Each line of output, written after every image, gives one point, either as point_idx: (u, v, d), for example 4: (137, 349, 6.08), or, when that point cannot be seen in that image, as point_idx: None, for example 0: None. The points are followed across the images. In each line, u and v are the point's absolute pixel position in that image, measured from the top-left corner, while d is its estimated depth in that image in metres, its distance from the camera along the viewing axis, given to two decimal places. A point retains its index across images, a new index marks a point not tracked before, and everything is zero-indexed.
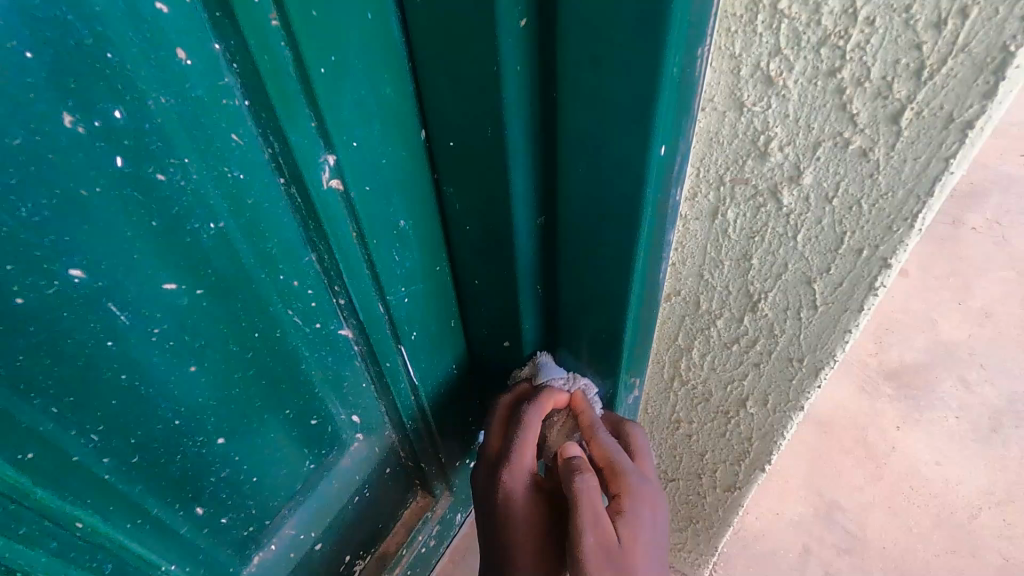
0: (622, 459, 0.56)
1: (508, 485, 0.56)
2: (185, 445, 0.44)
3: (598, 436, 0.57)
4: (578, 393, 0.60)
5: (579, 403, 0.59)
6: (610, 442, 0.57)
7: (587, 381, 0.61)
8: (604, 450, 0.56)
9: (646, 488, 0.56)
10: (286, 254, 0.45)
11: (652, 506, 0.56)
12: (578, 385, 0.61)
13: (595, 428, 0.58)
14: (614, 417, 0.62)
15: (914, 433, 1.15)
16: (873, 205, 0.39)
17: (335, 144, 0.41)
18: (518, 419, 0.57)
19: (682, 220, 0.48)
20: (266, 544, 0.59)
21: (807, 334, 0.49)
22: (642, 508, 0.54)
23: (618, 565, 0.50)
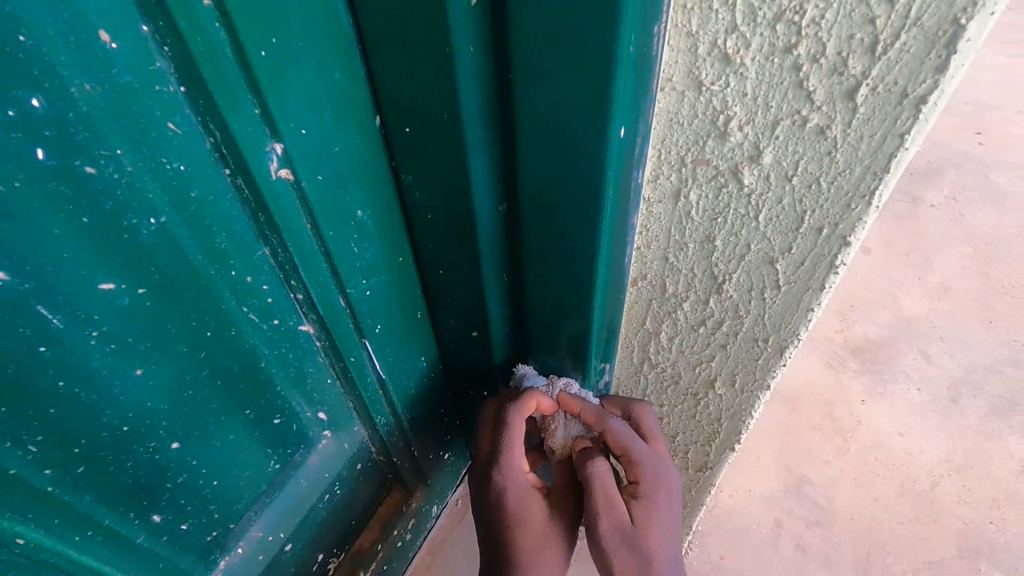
0: (635, 445, 0.58)
1: (508, 483, 0.59)
2: (135, 452, 0.42)
3: (608, 427, 0.58)
4: (566, 392, 0.61)
5: (571, 400, 0.60)
6: (623, 428, 0.59)
7: (569, 379, 0.62)
8: (616, 439, 0.58)
9: (661, 467, 0.58)
10: (237, 249, 0.43)
11: (670, 482, 0.58)
12: (559, 388, 0.62)
13: (599, 415, 0.59)
14: (625, 401, 0.63)
15: (878, 406, 1.19)
16: (831, 183, 0.39)
17: (282, 133, 0.39)
18: (503, 425, 0.59)
19: (645, 203, 0.48)
20: (232, 549, 0.57)
21: (771, 314, 0.50)
22: (657, 490, 0.57)
23: (632, 541, 0.56)
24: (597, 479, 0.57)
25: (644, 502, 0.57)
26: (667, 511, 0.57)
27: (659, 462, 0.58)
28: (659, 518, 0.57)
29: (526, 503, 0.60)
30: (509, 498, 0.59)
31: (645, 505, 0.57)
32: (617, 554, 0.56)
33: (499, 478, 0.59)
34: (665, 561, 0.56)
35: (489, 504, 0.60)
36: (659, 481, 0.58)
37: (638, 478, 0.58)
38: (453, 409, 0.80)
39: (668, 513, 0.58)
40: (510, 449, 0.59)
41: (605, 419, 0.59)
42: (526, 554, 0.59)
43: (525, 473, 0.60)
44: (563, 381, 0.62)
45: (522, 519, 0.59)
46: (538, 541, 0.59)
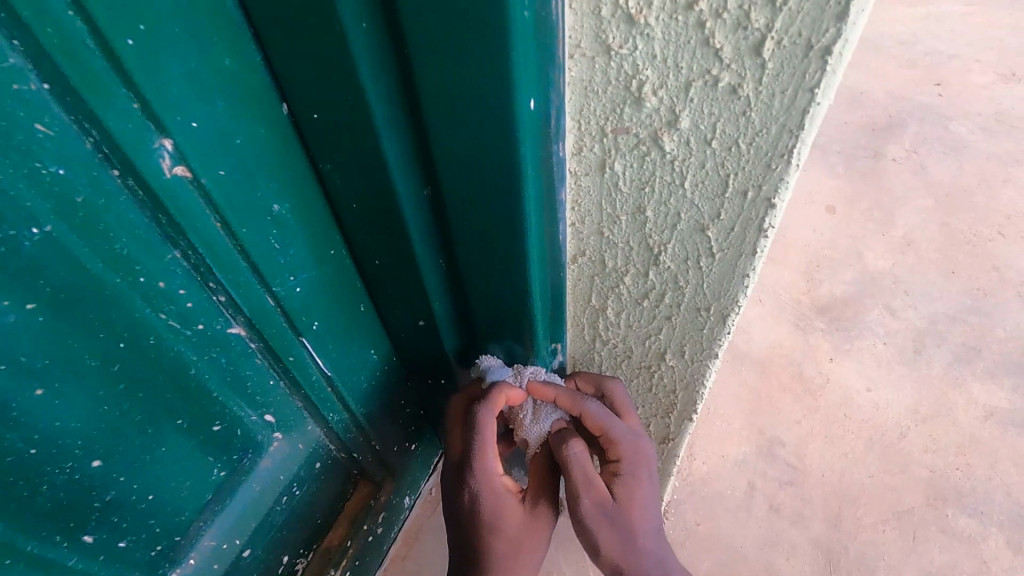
0: (614, 426, 0.57)
1: (481, 485, 0.58)
2: (49, 474, 0.40)
3: (585, 410, 0.57)
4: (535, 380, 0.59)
5: (543, 389, 0.59)
6: (598, 409, 0.58)
7: (535, 367, 0.61)
8: (594, 421, 0.57)
9: (639, 442, 0.58)
10: (143, 253, 0.41)
11: (649, 455, 0.58)
12: (527, 377, 0.60)
13: (574, 399, 0.58)
14: (597, 379, 0.63)
15: (845, 363, 1.20)
16: (749, 144, 0.37)
17: (169, 128, 0.36)
18: (473, 424, 0.58)
19: (572, 176, 0.46)
20: (183, 561, 0.56)
21: (710, 282, 0.49)
22: (639, 467, 0.57)
23: (614, 517, 0.56)
24: (578, 463, 0.56)
25: (625, 479, 0.57)
26: (647, 484, 0.58)
27: (638, 438, 0.58)
28: (641, 492, 0.57)
29: (502, 502, 0.59)
30: (483, 498, 0.58)
31: (625, 481, 0.57)
32: (601, 533, 0.56)
33: (472, 480, 0.58)
34: (648, 533, 0.57)
35: (465, 507, 0.59)
36: (638, 457, 0.58)
37: (617, 457, 0.57)
38: (416, 401, 0.78)
39: (649, 487, 0.58)
40: (482, 450, 0.58)
41: (580, 403, 0.57)
42: (504, 549, 0.58)
43: (499, 472, 0.59)
44: (532, 369, 0.61)
45: (499, 517, 0.59)
46: (515, 536, 0.59)
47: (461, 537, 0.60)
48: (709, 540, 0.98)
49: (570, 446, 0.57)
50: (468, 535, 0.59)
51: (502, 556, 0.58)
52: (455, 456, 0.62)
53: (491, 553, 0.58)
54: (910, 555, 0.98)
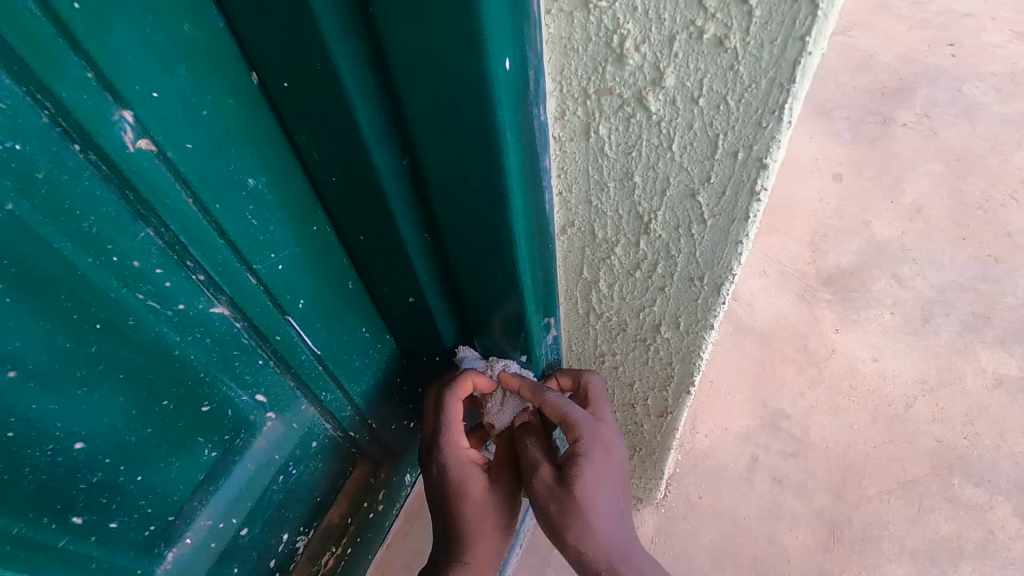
0: (572, 410, 0.58)
1: (447, 460, 0.59)
2: (29, 456, 0.40)
3: (545, 397, 0.59)
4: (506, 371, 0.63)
5: (510, 377, 0.62)
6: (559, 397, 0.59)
7: (507, 361, 0.65)
8: (555, 407, 0.59)
9: (599, 429, 0.58)
10: (114, 232, 0.40)
11: (608, 440, 0.58)
12: (499, 368, 0.64)
13: (535, 389, 0.60)
14: (575, 371, 0.65)
15: (851, 334, 1.18)
16: (739, 100, 0.35)
17: (128, 98, 0.35)
18: (440, 404, 0.60)
19: (556, 142, 0.44)
20: (179, 541, 0.56)
21: (702, 251, 0.47)
22: (593, 450, 0.56)
23: (567, 500, 0.55)
24: (532, 451, 0.59)
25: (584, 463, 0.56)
26: (605, 470, 0.57)
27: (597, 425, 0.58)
28: (596, 475, 0.56)
29: (467, 479, 0.59)
30: (449, 474, 0.59)
31: (582, 466, 0.56)
32: (555, 514, 0.56)
33: (439, 456, 0.59)
34: (606, 518, 0.56)
35: (431, 484, 0.60)
36: (597, 442, 0.57)
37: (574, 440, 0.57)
38: (415, 379, 0.77)
39: (606, 471, 0.57)
40: (449, 428, 0.60)
41: (543, 392, 0.60)
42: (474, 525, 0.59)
43: (464, 447, 0.60)
44: (506, 362, 0.65)
45: (465, 494, 0.59)
46: (483, 512, 0.59)
47: (435, 512, 0.61)
48: (711, 513, 0.98)
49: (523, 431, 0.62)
50: (438, 511, 0.60)
51: (470, 532, 0.59)
52: (424, 434, 0.62)
53: (460, 528, 0.59)
54: (915, 525, 0.98)
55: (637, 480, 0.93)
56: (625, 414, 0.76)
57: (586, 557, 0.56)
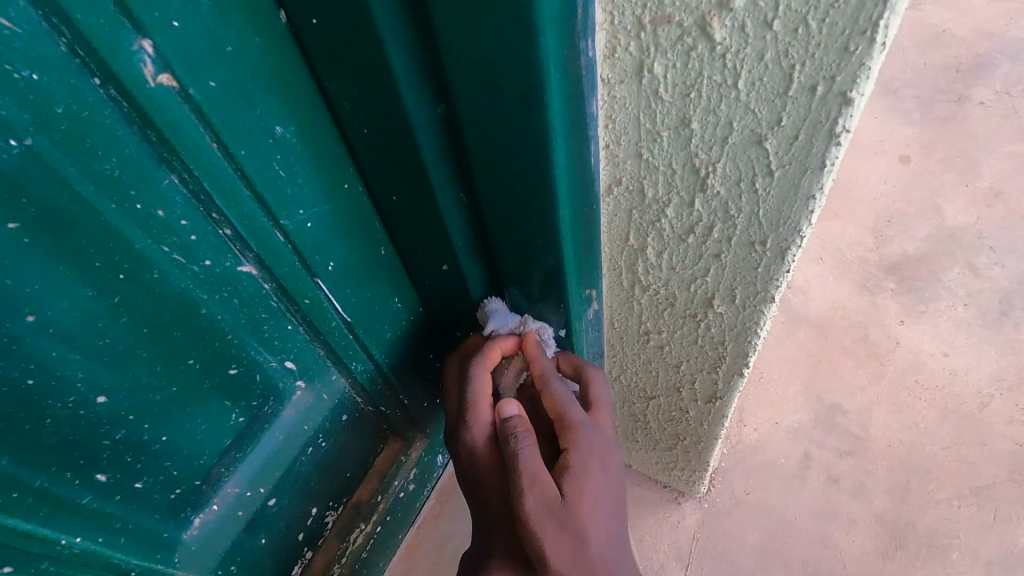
0: (573, 411, 0.54)
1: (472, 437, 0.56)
2: (51, 407, 0.39)
3: (550, 388, 0.56)
4: (533, 336, 0.59)
5: (530, 343, 0.58)
6: (562, 392, 0.56)
7: (541, 323, 0.59)
8: (555, 403, 0.55)
9: (597, 438, 0.55)
10: (136, 178, 0.38)
11: (606, 454, 0.55)
12: (529, 329, 0.59)
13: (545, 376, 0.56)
14: (576, 360, 0.60)
15: (917, 326, 1.09)
16: (822, 19, 0.30)
17: (147, 27, 0.33)
18: (466, 374, 0.57)
19: (605, 86, 0.40)
20: (207, 506, 0.55)
21: (766, 210, 0.42)
22: (591, 460, 0.53)
23: (562, 520, 0.50)
24: (528, 463, 0.51)
25: (579, 475, 0.52)
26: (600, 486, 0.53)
27: (598, 436, 0.55)
28: (589, 491, 0.52)
29: (481, 468, 0.55)
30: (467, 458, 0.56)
31: (578, 480, 0.52)
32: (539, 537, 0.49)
33: (467, 431, 0.56)
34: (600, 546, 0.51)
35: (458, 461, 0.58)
36: (591, 454, 0.54)
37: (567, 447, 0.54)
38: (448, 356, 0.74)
39: (602, 488, 0.53)
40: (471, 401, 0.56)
41: (550, 381, 0.56)
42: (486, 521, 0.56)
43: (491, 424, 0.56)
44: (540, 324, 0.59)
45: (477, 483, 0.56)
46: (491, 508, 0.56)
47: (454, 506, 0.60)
48: (759, 511, 0.92)
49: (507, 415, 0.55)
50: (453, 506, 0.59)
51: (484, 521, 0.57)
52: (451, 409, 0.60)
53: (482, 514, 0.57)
54: (988, 534, 0.90)
55: (678, 472, 0.88)
56: (670, 399, 0.71)
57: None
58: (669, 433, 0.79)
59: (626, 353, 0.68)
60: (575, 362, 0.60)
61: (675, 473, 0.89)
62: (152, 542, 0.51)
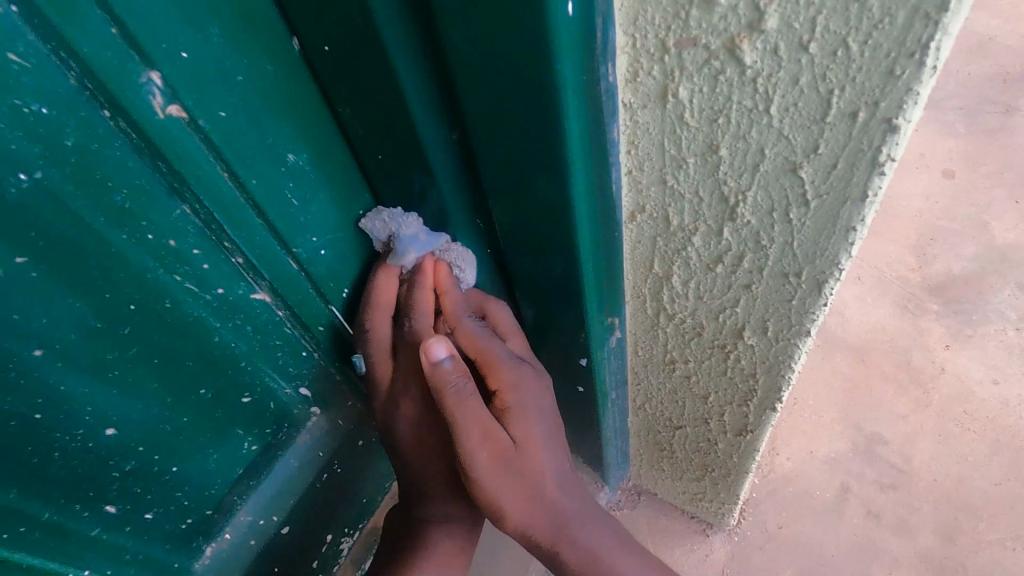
0: (493, 351, 0.51)
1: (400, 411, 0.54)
2: (59, 440, 0.38)
3: (464, 330, 0.50)
4: (440, 268, 0.49)
5: (443, 274, 0.50)
6: (475, 328, 0.51)
7: (452, 250, 0.49)
8: (475, 345, 0.51)
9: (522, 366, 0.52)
10: (147, 209, 0.37)
11: (536, 385, 0.53)
12: (436, 261, 0.49)
13: (456, 316, 0.50)
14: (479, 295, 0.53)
15: (964, 351, 1.03)
16: (865, 42, 0.28)
17: (156, 59, 0.32)
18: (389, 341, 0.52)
19: (627, 111, 0.38)
20: (218, 535, 0.54)
21: (801, 240, 0.39)
22: (524, 398, 0.51)
23: (512, 467, 0.51)
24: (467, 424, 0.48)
25: (516, 412, 0.51)
26: (538, 420, 0.52)
27: (523, 367, 0.52)
28: (533, 432, 0.52)
29: (426, 422, 0.54)
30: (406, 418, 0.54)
31: (518, 419, 0.51)
32: (498, 486, 0.50)
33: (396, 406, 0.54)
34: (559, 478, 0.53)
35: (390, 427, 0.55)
36: (522, 386, 0.51)
37: (498, 387, 0.51)
38: None
39: (543, 426, 0.53)
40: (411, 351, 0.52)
41: (465, 325, 0.50)
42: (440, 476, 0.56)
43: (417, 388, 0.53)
44: (454, 253, 0.49)
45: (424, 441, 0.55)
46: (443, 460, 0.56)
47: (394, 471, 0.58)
48: (793, 546, 0.87)
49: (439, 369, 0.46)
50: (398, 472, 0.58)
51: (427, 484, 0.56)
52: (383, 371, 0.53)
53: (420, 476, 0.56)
54: None
55: (706, 503, 0.84)
56: (698, 429, 0.68)
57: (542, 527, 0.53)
58: (696, 464, 0.75)
59: (650, 381, 0.65)
60: (480, 293, 0.53)
61: (702, 504, 0.85)
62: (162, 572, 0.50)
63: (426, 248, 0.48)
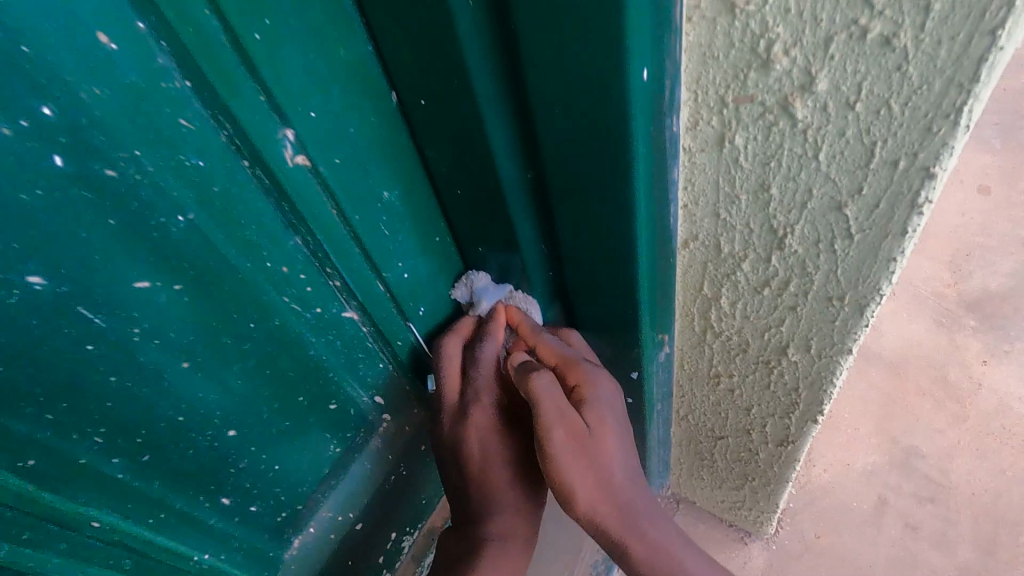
0: (570, 352, 0.55)
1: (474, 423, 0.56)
2: (194, 440, 0.44)
3: (543, 339, 0.56)
4: (515, 310, 0.57)
5: (515, 316, 0.57)
6: (552, 339, 0.56)
7: (523, 297, 0.58)
8: (552, 351, 0.55)
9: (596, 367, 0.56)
10: (269, 241, 0.43)
11: (609, 381, 0.56)
12: (510, 304, 0.57)
13: (535, 329, 0.56)
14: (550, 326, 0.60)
15: (1002, 367, 1.04)
16: (905, 105, 0.32)
17: (292, 118, 0.39)
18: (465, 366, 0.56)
19: (686, 154, 0.43)
20: (304, 529, 0.60)
21: (845, 269, 0.43)
22: (600, 388, 0.55)
23: (587, 448, 0.52)
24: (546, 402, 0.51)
25: (592, 402, 0.54)
26: (612, 412, 0.55)
27: (597, 367, 0.56)
28: (608, 421, 0.54)
29: (498, 430, 0.57)
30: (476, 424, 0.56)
31: (593, 408, 0.54)
32: (574, 476, 0.52)
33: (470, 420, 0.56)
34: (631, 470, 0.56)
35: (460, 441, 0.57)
36: (596, 380, 0.55)
37: (574, 382, 0.54)
38: None
39: (615, 417, 0.55)
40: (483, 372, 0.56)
41: (541, 335, 0.56)
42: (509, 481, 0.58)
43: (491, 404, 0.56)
44: (524, 299, 0.58)
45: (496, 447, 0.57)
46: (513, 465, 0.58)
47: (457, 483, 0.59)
48: (832, 557, 0.90)
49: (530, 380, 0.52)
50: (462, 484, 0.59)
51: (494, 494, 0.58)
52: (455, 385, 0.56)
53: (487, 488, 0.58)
54: None
55: (746, 512, 0.87)
56: (740, 440, 0.71)
57: (620, 516, 0.53)
58: (737, 473, 0.78)
59: (695, 394, 0.69)
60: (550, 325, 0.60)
61: (741, 513, 0.88)
62: (259, 560, 0.56)
63: (498, 296, 0.57)
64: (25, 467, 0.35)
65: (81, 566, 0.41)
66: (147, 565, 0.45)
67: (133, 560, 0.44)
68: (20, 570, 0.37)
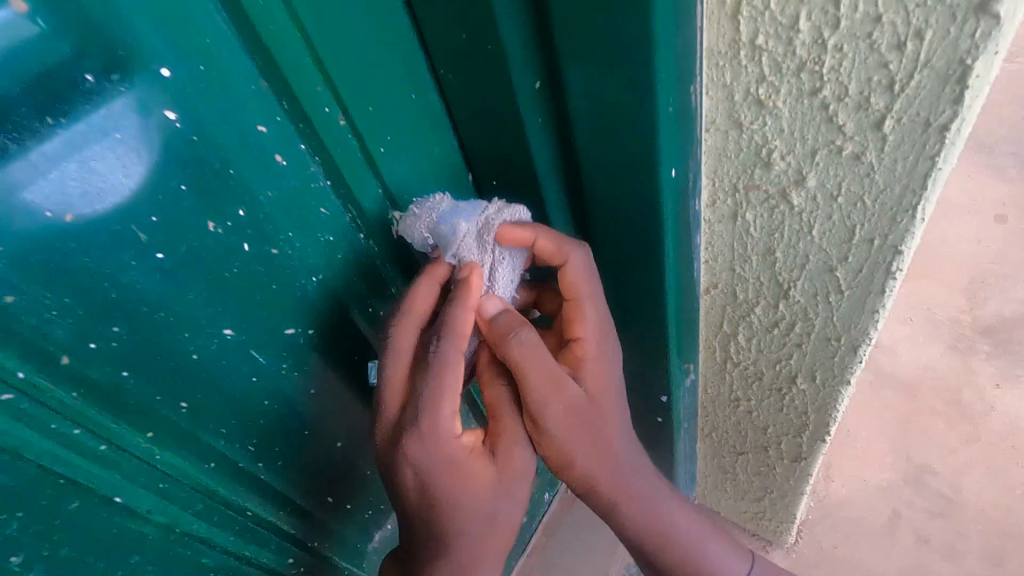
0: (589, 285, 0.53)
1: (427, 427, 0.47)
2: (315, 449, 0.56)
3: (568, 267, 0.52)
4: (506, 227, 0.50)
5: (510, 232, 0.50)
6: (581, 262, 0.53)
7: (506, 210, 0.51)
8: (569, 283, 0.53)
9: (604, 318, 0.55)
10: (374, 293, 0.55)
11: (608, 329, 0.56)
12: (494, 224, 0.50)
13: (559, 244, 0.51)
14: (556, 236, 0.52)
15: (1014, 391, 1.10)
16: (875, 201, 0.42)
17: (400, 203, 0.51)
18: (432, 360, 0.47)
19: (706, 223, 0.53)
20: (383, 525, 0.71)
21: (839, 316, 0.53)
22: (601, 344, 0.55)
23: (589, 418, 0.54)
24: (543, 363, 0.50)
25: (589, 363, 0.55)
26: (613, 371, 0.56)
27: (603, 319, 0.55)
28: (602, 369, 0.55)
29: (455, 450, 0.48)
30: (424, 444, 0.47)
31: (590, 368, 0.55)
32: (575, 445, 0.54)
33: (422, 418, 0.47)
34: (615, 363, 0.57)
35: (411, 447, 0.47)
36: (602, 340, 0.55)
37: (577, 336, 0.55)
38: None
39: (614, 356, 0.56)
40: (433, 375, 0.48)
41: (565, 273, 0.52)
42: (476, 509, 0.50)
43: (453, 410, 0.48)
44: (507, 213, 0.51)
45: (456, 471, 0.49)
46: (482, 485, 0.50)
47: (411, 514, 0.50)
48: (847, 565, 0.97)
49: (495, 234, 0.50)
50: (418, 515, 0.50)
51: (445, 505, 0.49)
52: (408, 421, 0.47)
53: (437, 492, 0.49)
54: None
55: (767, 522, 0.95)
56: (758, 455, 0.80)
57: (598, 445, 0.55)
58: (756, 485, 0.87)
59: (717, 414, 0.78)
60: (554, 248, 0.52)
61: (762, 522, 0.96)
62: (349, 549, 0.67)
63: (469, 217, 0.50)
64: (210, 467, 0.48)
65: (240, 542, 0.54)
66: (278, 545, 0.58)
67: (272, 539, 0.57)
68: (207, 542, 0.50)
